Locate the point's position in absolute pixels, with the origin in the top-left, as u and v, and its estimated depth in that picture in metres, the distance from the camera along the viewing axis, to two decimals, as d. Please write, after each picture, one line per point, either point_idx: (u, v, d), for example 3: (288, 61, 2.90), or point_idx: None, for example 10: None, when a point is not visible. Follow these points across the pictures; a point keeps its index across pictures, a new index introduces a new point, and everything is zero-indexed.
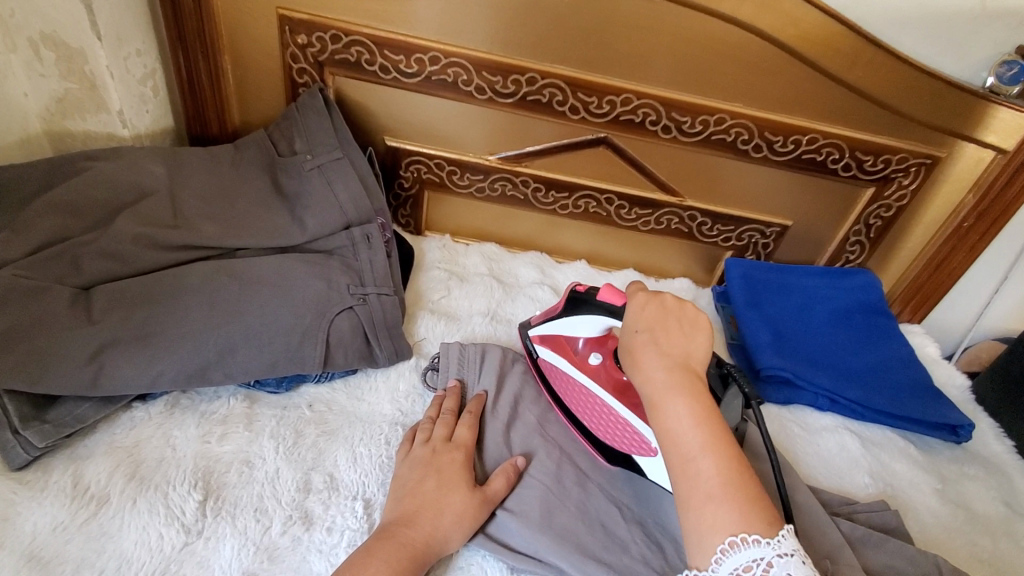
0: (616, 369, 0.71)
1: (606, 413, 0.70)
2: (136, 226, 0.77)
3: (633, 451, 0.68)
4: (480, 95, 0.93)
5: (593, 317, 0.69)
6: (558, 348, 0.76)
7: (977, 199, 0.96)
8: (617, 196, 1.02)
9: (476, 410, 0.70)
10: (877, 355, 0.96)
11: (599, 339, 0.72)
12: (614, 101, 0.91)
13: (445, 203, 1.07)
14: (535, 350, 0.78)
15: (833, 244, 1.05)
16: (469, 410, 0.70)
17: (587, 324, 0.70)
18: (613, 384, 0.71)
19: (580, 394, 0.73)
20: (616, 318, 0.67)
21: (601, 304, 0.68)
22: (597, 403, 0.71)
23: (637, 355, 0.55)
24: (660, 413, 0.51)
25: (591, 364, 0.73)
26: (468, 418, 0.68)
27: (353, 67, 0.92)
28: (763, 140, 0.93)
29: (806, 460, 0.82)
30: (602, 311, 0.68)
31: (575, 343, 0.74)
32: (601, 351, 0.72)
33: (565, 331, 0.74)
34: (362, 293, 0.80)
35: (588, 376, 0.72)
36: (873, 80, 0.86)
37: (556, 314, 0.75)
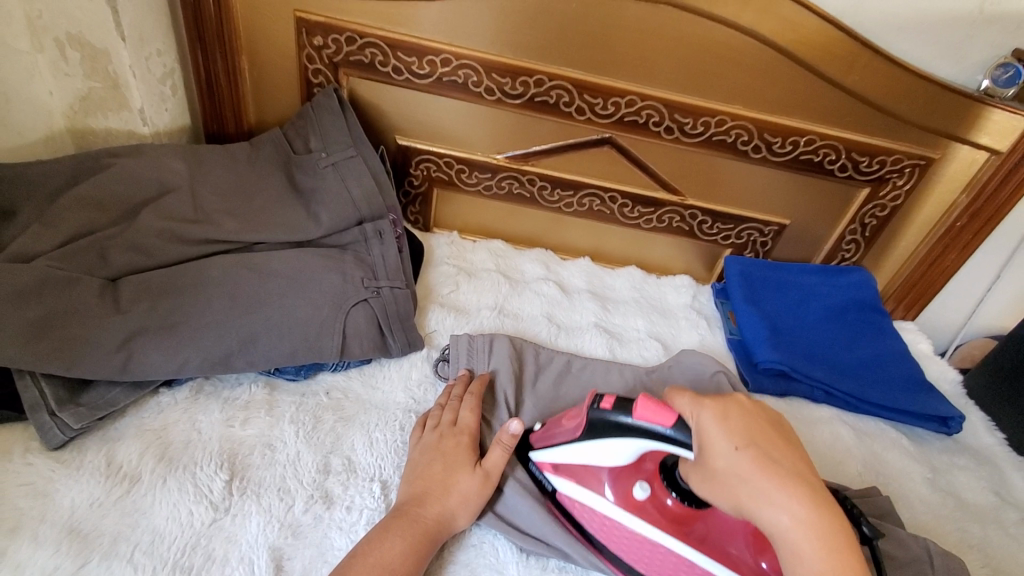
0: (664, 492, 0.61)
1: (661, 553, 0.60)
2: (160, 220, 0.81)
3: None
4: (489, 96, 0.96)
5: (632, 440, 0.56)
6: (580, 480, 0.64)
7: (970, 199, 0.99)
8: (620, 195, 1.06)
9: (476, 391, 0.72)
10: (870, 350, 1.00)
11: (632, 466, 0.61)
12: (619, 103, 0.94)
13: (453, 201, 1.10)
14: (548, 481, 0.66)
15: (830, 242, 1.08)
16: (471, 391, 0.72)
17: (618, 453, 0.59)
18: (665, 517, 0.60)
19: (621, 531, 0.62)
20: (670, 444, 0.53)
21: (643, 425, 0.55)
22: (656, 546, 0.60)
23: (755, 489, 0.45)
24: (792, 560, 0.44)
25: (636, 499, 0.61)
26: (469, 401, 0.71)
27: (367, 68, 0.95)
28: (763, 141, 0.96)
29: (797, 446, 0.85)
30: (641, 432, 0.55)
31: (605, 475, 0.62)
32: (643, 479, 0.61)
33: (591, 461, 0.62)
34: (375, 286, 0.83)
35: (634, 514, 0.60)
36: (869, 83, 0.89)
37: (567, 440, 0.63)
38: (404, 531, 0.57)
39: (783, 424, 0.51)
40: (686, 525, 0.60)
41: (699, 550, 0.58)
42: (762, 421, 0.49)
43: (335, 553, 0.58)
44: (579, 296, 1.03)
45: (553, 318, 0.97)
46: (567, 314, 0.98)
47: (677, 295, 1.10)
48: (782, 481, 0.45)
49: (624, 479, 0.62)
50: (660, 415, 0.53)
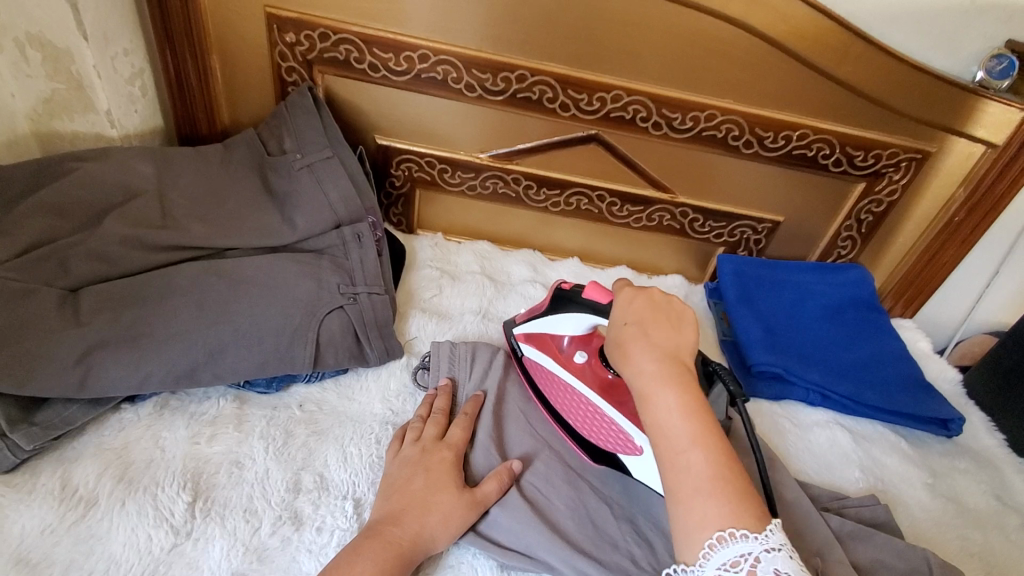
0: (602, 367, 0.72)
1: (585, 407, 0.71)
2: (124, 227, 0.77)
3: (616, 449, 0.68)
4: (470, 92, 0.92)
5: (580, 314, 0.69)
6: (542, 347, 0.75)
7: (968, 192, 0.96)
8: (608, 193, 1.02)
9: (470, 411, 0.70)
10: (868, 350, 0.97)
11: (585, 338, 0.73)
12: (605, 98, 0.91)
13: (436, 202, 1.07)
14: (520, 348, 0.78)
15: (825, 239, 1.05)
16: (463, 411, 0.70)
17: (573, 321, 0.71)
18: (598, 382, 0.71)
19: (564, 390, 0.73)
20: (606, 317, 0.67)
21: (589, 301, 0.68)
22: (582, 399, 0.71)
23: (631, 352, 0.54)
24: (648, 407, 0.51)
25: (576, 361, 0.73)
26: (461, 420, 0.68)
27: (343, 65, 0.91)
28: (754, 136, 0.93)
29: (799, 458, 0.82)
30: (588, 307, 0.68)
31: (562, 341, 0.74)
32: (585, 347, 0.73)
33: (550, 330, 0.74)
34: (352, 292, 0.80)
35: (574, 374, 0.72)
36: (863, 75, 0.86)
37: (542, 312, 0.74)
38: (375, 554, 0.53)
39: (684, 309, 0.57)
40: (615, 393, 0.70)
41: (620, 411, 0.69)
42: (662, 305, 0.57)
43: None
44: None
45: None
46: None
47: None
48: (652, 346, 0.53)
49: (575, 343, 0.73)
50: (604, 295, 0.67)
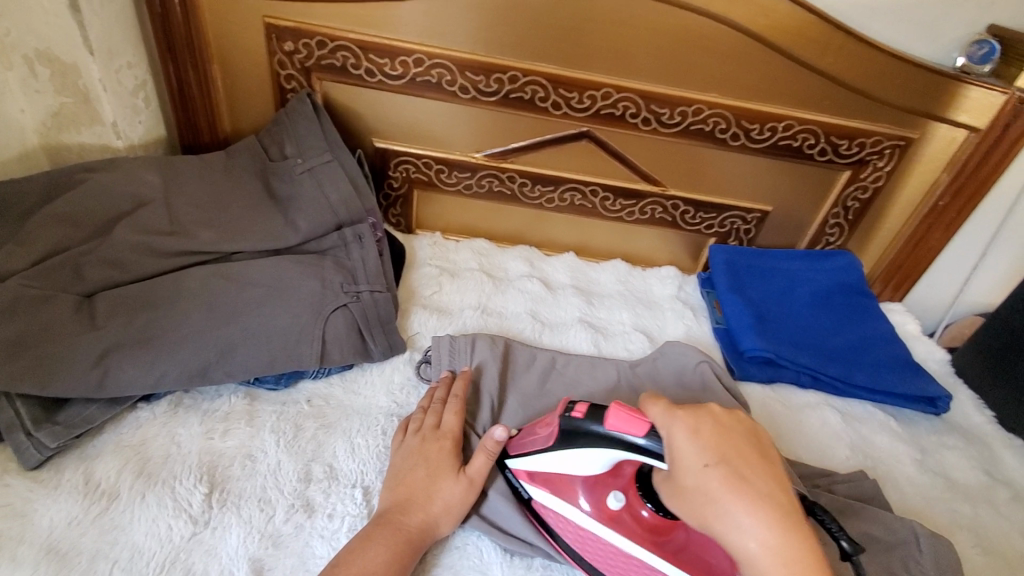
0: (641, 505, 0.59)
1: (639, 567, 0.58)
2: (134, 234, 0.80)
3: None
4: (463, 94, 0.95)
5: (604, 450, 0.56)
6: (552, 490, 0.63)
7: (952, 176, 0.98)
8: (601, 188, 1.05)
9: (460, 394, 0.71)
10: (856, 334, 0.99)
11: (607, 475, 0.61)
12: (594, 96, 0.94)
13: (434, 202, 1.10)
14: (525, 489, 0.65)
15: (813, 226, 1.08)
16: (455, 394, 0.71)
17: (592, 461, 0.58)
18: (640, 530, 0.59)
19: (597, 543, 0.60)
20: (650, 455, 0.52)
21: (616, 435, 0.54)
22: (627, 556, 0.59)
23: (725, 512, 0.44)
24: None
25: (609, 509, 0.59)
26: (454, 404, 0.70)
27: (339, 71, 0.94)
28: (741, 129, 0.95)
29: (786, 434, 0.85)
30: (616, 443, 0.54)
31: (578, 483, 0.61)
32: (619, 489, 0.60)
33: (563, 471, 0.61)
34: (355, 291, 0.83)
35: (610, 528, 0.59)
36: (845, 66, 0.89)
37: (540, 449, 0.62)
38: (384, 539, 0.56)
39: (760, 436, 0.49)
40: (663, 537, 0.58)
41: (679, 562, 0.57)
42: (733, 432, 0.48)
43: (316, 561, 0.58)
44: (564, 292, 1.02)
45: (538, 315, 0.96)
46: (552, 310, 0.98)
47: (663, 286, 1.09)
48: (750, 497, 0.44)
49: (598, 487, 0.61)
50: (632, 424, 0.53)
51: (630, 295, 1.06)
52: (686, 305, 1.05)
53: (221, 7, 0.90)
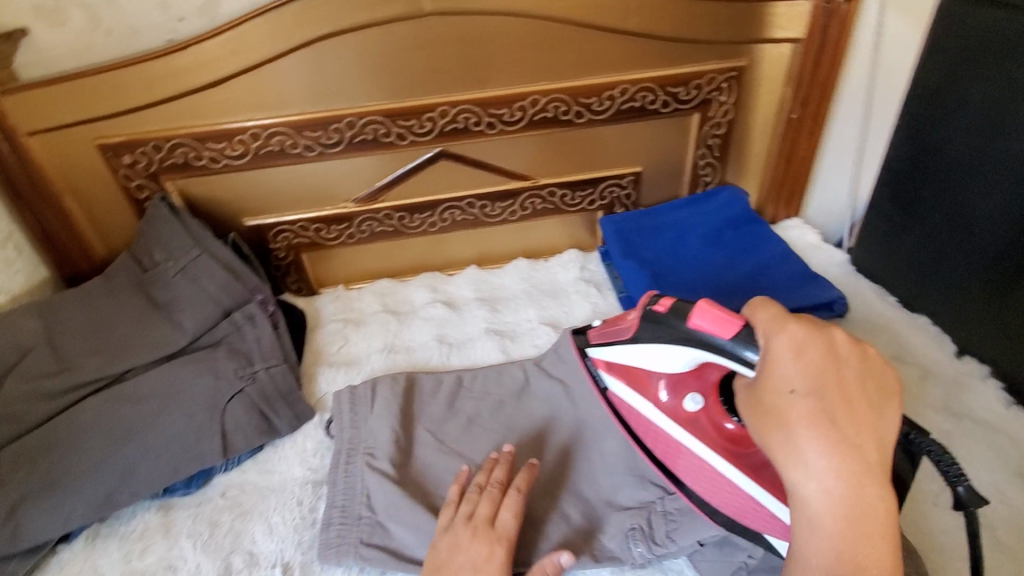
0: (721, 413, 0.63)
1: (707, 471, 0.63)
2: (23, 384, 0.81)
3: (750, 520, 0.60)
4: (310, 152, 0.96)
5: (687, 347, 0.60)
6: (636, 385, 0.69)
7: (794, 89, 1.01)
8: (476, 199, 1.07)
9: (522, 487, 0.64)
10: (752, 263, 1.01)
11: (691, 376, 0.65)
12: (433, 117, 0.95)
13: (325, 259, 1.11)
14: (603, 378, 0.73)
15: (688, 172, 1.10)
16: (516, 487, 0.64)
17: (672, 358, 0.63)
18: (719, 433, 0.63)
19: (677, 447, 0.66)
20: (716, 351, 0.56)
21: (700, 333, 0.57)
22: (698, 458, 0.64)
23: (806, 449, 0.44)
24: (804, 529, 0.44)
25: (687, 410, 0.65)
26: (514, 500, 0.62)
27: (186, 168, 0.96)
28: (581, 105, 0.98)
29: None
30: (695, 340, 0.58)
31: (661, 384, 0.66)
32: (698, 391, 0.64)
33: (645, 367, 0.67)
34: (250, 372, 0.83)
35: (685, 426, 0.64)
36: (652, 20, 0.91)
37: (624, 340, 0.68)
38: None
39: (889, 375, 0.49)
40: (742, 448, 0.62)
41: (740, 472, 0.60)
42: (845, 367, 0.47)
43: None
44: (469, 307, 1.04)
45: (446, 337, 0.98)
46: (459, 329, 0.99)
47: (566, 271, 1.11)
48: (832, 443, 0.44)
49: (682, 386, 0.66)
50: (720, 322, 0.55)
51: (535, 290, 1.08)
52: (590, 284, 1.07)
53: (54, 141, 0.91)
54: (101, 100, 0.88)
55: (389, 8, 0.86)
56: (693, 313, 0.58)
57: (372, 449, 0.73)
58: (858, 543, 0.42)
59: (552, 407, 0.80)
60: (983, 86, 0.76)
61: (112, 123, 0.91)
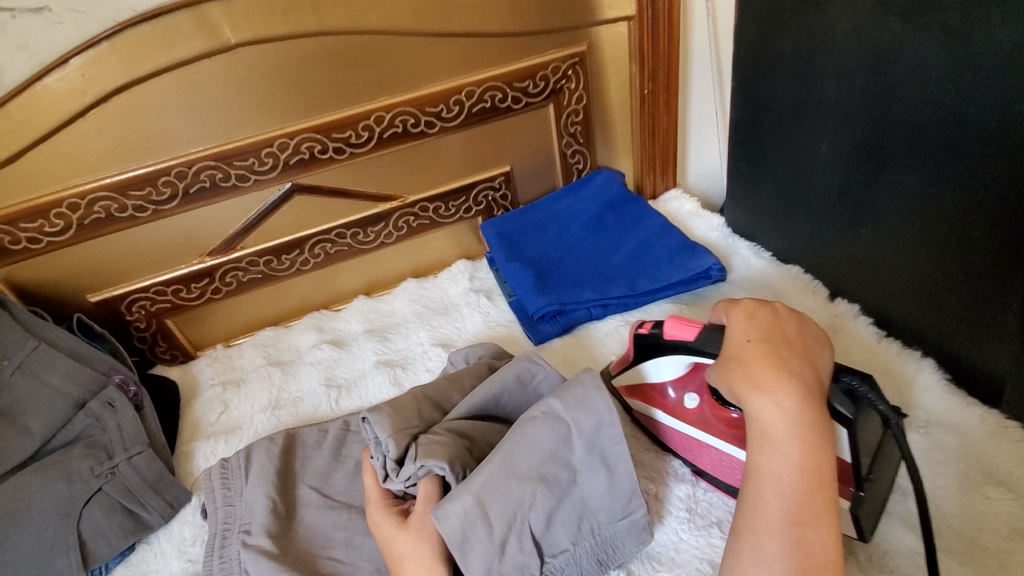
0: (720, 408, 0.68)
1: (728, 461, 0.66)
2: None
3: None
4: (144, 212, 0.89)
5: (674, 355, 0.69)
6: (644, 397, 0.75)
7: (640, 65, 1.01)
8: (344, 227, 1.01)
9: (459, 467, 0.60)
10: (633, 243, 1.01)
11: (689, 376, 0.71)
12: (273, 151, 0.90)
13: (195, 320, 1.02)
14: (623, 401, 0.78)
15: (559, 163, 1.08)
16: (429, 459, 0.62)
17: (669, 364, 0.70)
18: (723, 426, 0.67)
19: (695, 445, 0.69)
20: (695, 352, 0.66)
21: (676, 341, 0.68)
22: (717, 453, 0.67)
23: (755, 378, 0.54)
24: (758, 442, 0.52)
25: (690, 408, 0.70)
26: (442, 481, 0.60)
27: (3, 254, 0.86)
28: (429, 115, 0.95)
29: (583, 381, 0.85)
30: (676, 347, 0.68)
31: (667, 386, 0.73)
32: (694, 389, 0.71)
33: (646, 377, 0.74)
34: (108, 468, 0.75)
35: (692, 423, 0.69)
36: (479, 19, 0.90)
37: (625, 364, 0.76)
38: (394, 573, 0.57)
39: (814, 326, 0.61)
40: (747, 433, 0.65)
41: None
42: (787, 322, 0.60)
43: None
44: (358, 341, 0.98)
45: (335, 380, 0.92)
46: (347, 368, 0.94)
47: (456, 284, 1.07)
48: (785, 373, 0.54)
49: (687, 386, 0.72)
50: (685, 330, 0.67)
51: (425, 310, 1.03)
52: (480, 293, 1.04)
53: None
54: None
55: (190, 47, 0.80)
56: (663, 326, 0.69)
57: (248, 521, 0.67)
58: (808, 449, 0.50)
59: None
60: (790, 35, 0.78)
61: None
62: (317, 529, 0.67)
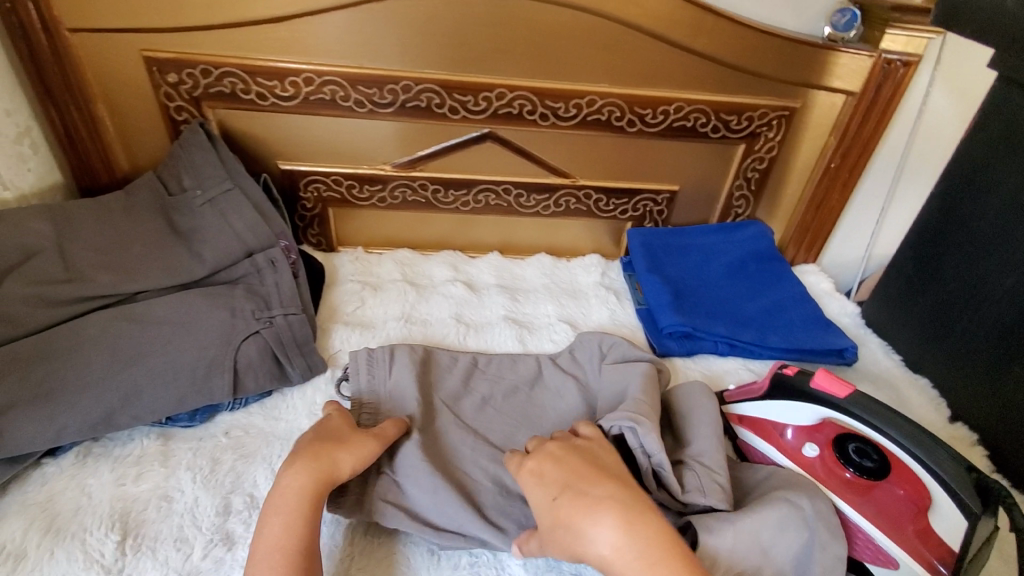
0: (838, 464, 0.70)
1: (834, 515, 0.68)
2: (27, 287, 0.77)
3: (867, 559, 0.66)
4: (360, 108, 0.94)
5: (810, 406, 0.73)
6: (761, 433, 0.76)
7: (839, 140, 1.04)
8: (513, 186, 1.06)
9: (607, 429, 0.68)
10: (771, 298, 1.04)
11: (813, 428, 0.74)
12: (489, 97, 0.94)
13: (351, 218, 1.09)
14: (733, 429, 0.80)
15: (722, 200, 1.12)
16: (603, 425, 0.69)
17: (800, 412, 0.74)
18: (838, 481, 0.69)
19: None
20: (835, 407, 0.71)
21: (818, 393, 0.72)
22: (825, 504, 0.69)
23: (592, 516, 0.54)
24: None
25: (806, 456, 0.72)
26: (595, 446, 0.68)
27: (230, 97, 0.92)
28: (635, 115, 0.98)
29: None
30: (818, 398, 0.72)
31: (787, 430, 0.75)
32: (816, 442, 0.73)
33: (773, 416, 0.76)
34: (267, 316, 0.81)
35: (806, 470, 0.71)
36: (721, 45, 0.92)
37: (754, 397, 0.79)
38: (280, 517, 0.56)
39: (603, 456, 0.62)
40: (860, 495, 0.67)
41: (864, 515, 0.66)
42: (576, 458, 0.61)
43: None
44: (488, 292, 1.04)
45: (463, 318, 0.97)
46: (476, 312, 0.99)
47: (587, 274, 1.11)
48: (603, 508, 0.54)
49: (807, 434, 0.74)
50: (835, 385, 0.71)
51: (555, 287, 1.08)
52: (609, 290, 1.08)
53: (97, 44, 0.86)
54: (153, 11, 0.84)
55: None
56: (811, 376, 0.74)
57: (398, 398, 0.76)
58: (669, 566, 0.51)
59: (563, 401, 0.81)
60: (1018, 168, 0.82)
61: (162, 37, 0.86)
62: (443, 439, 0.72)
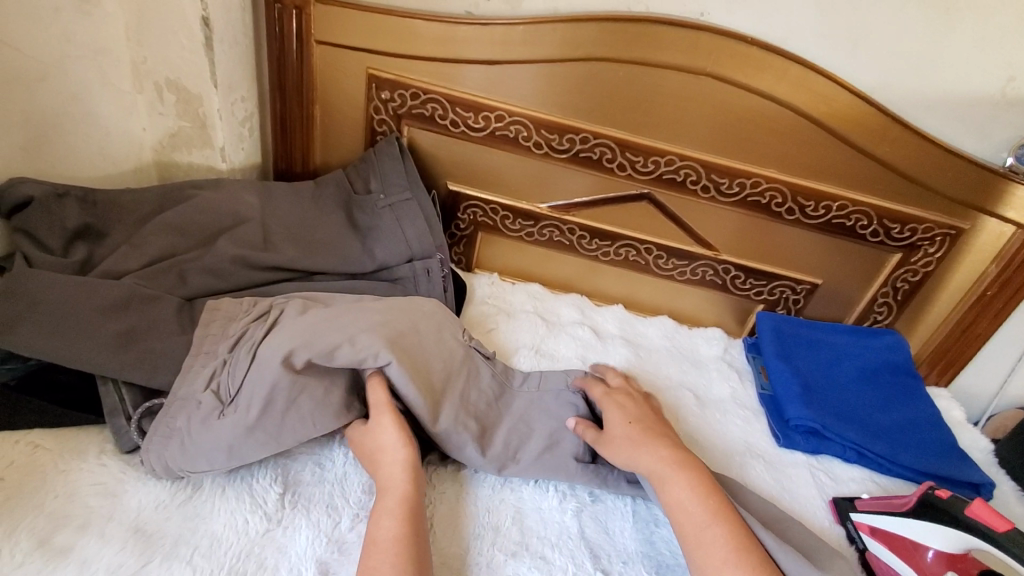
0: None
1: None
2: (233, 248, 0.87)
3: None
4: (537, 150, 1.03)
5: (959, 532, 0.71)
6: (896, 550, 0.75)
7: (1001, 269, 1.01)
8: (656, 247, 1.09)
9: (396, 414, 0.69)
10: (904, 414, 0.99)
11: (959, 557, 0.71)
12: (659, 161, 1.00)
13: (494, 245, 1.15)
14: (862, 540, 0.78)
15: (862, 304, 1.11)
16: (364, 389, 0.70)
17: (943, 536, 0.72)
18: None
19: None
20: (990, 540, 0.68)
21: (972, 518, 0.70)
22: None
23: (647, 448, 0.72)
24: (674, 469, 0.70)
25: None
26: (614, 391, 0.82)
27: (427, 120, 1.03)
28: (796, 204, 1.00)
29: (816, 505, 0.84)
30: (969, 525, 0.70)
31: (928, 553, 0.73)
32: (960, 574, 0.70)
33: (915, 537, 0.74)
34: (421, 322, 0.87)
35: None
36: (898, 154, 0.95)
37: (894, 510, 0.78)
38: (396, 515, 0.61)
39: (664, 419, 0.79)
40: None
41: None
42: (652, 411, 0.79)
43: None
44: (612, 341, 1.05)
45: (588, 361, 0.99)
46: (601, 358, 1.00)
47: (709, 347, 1.10)
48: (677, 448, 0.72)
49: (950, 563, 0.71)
50: (996, 518, 0.69)
51: (677, 353, 1.07)
52: (731, 368, 1.07)
53: (333, 56, 1.00)
54: (388, 39, 0.97)
55: (668, 56, 0.91)
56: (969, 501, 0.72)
57: (225, 392, 0.66)
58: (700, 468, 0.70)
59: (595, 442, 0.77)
60: None
61: (389, 60, 0.99)
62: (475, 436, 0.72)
